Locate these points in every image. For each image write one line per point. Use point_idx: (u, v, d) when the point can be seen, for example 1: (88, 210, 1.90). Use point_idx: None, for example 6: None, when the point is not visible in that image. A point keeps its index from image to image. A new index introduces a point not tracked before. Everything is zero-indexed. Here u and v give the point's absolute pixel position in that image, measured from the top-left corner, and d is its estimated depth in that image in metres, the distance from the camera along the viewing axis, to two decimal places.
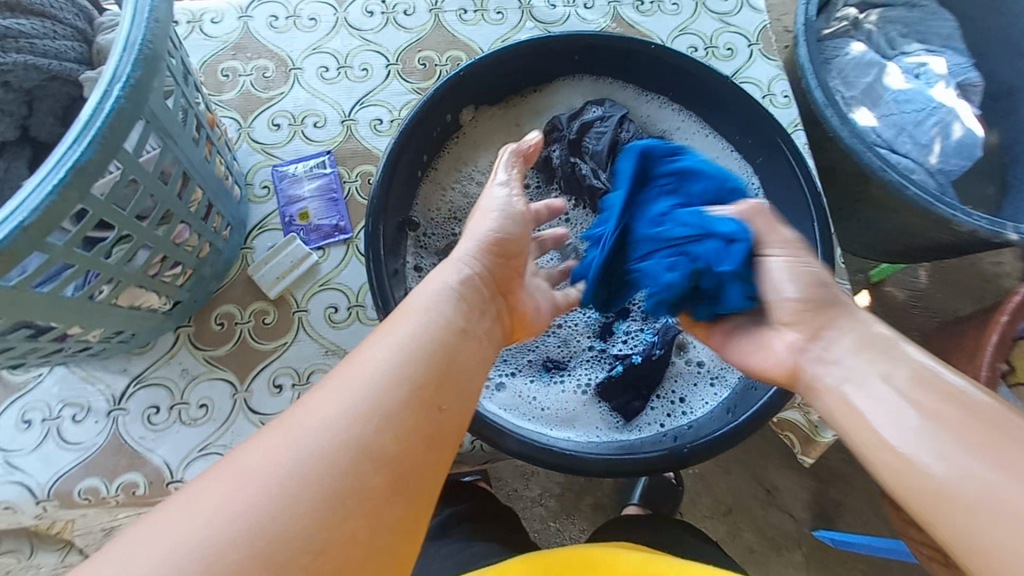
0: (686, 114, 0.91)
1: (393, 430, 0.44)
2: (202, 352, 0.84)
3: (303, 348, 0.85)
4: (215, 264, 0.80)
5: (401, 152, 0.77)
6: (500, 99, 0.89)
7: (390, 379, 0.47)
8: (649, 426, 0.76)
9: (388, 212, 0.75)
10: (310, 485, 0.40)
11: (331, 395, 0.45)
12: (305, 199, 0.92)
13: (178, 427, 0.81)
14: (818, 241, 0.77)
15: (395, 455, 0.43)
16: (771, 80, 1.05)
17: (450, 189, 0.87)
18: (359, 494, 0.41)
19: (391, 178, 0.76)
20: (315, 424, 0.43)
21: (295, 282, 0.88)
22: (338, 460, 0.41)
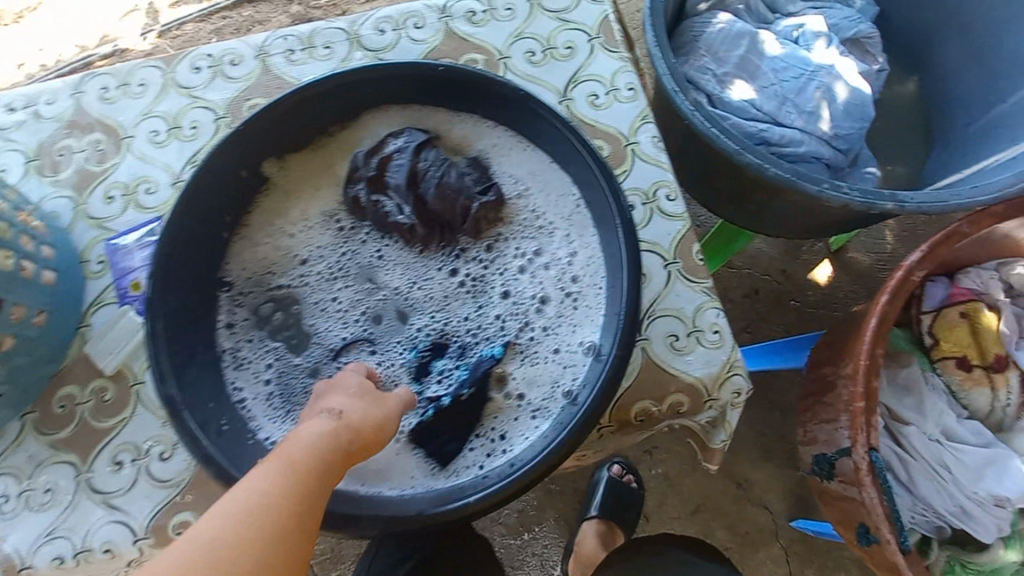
0: (503, 128, 0.85)
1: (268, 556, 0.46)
2: (47, 437, 0.85)
3: (141, 421, 0.85)
4: (34, 350, 0.81)
5: (184, 220, 0.75)
6: (306, 143, 0.86)
7: (275, 497, 0.49)
8: (467, 468, 0.72)
9: (173, 284, 0.74)
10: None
11: (207, 537, 0.45)
12: (137, 269, 0.92)
13: (26, 514, 0.82)
14: (625, 250, 0.72)
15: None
16: (614, 73, 0.99)
17: (264, 243, 0.84)
18: None
19: (170, 248, 0.73)
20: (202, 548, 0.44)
21: (131, 354, 0.88)
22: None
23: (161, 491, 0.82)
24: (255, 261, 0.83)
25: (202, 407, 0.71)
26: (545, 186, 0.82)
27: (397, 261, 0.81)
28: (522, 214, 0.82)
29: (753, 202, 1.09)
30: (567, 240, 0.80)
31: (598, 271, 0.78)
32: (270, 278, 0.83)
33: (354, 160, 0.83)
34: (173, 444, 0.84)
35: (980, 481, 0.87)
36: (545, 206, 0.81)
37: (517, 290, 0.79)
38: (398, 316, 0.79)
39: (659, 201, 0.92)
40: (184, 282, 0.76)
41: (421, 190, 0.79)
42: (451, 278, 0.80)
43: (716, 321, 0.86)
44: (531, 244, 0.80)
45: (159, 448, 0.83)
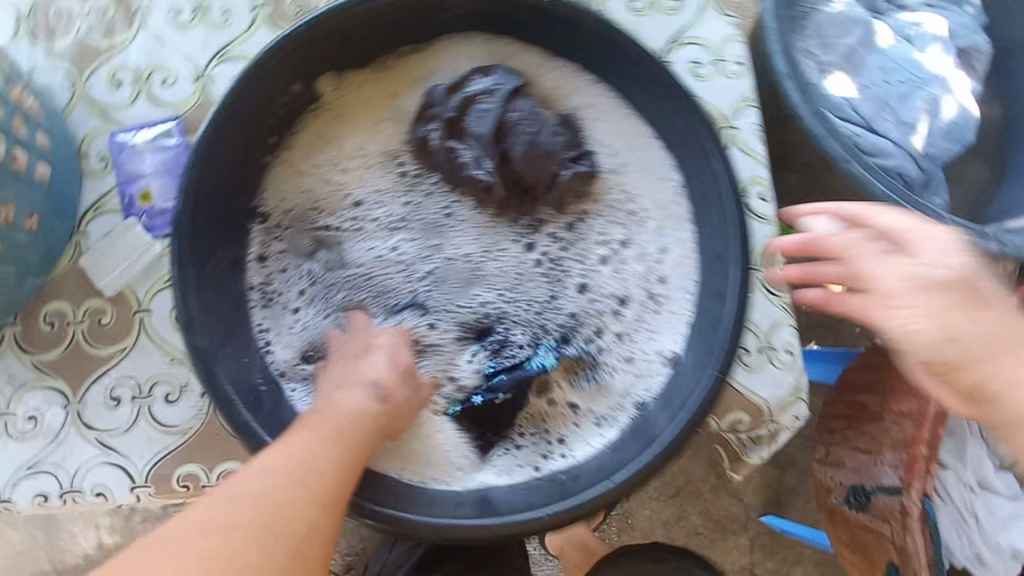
0: (605, 88, 0.72)
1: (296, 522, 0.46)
2: (29, 356, 0.74)
3: (144, 355, 0.74)
4: (22, 258, 0.68)
5: (222, 134, 0.61)
6: (370, 62, 0.71)
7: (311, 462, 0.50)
8: (519, 469, 0.67)
9: (205, 210, 0.61)
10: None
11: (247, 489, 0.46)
12: (146, 176, 0.77)
13: (4, 441, 0.72)
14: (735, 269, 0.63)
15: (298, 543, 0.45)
16: (723, 41, 0.87)
17: (310, 174, 0.71)
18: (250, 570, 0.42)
19: (204, 169, 0.60)
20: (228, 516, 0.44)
21: (135, 276, 0.76)
22: (238, 541, 0.43)
23: (165, 437, 0.73)
24: (296, 194, 0.71)
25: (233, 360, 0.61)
26: (642, 169, 0.72)
27: (463, 226, 0.71)
28: (613, 194, 0.72)
29: None
30: (661, 238, 0.71)
31: (688, 276, 0.69)
32: (312, 216, 0.71)
33: (429, 95, 0.70)
34: (182, 387, 0.74)
35: (1005, 531, 0.86)
36: (642, 194, 0.72)
37: (596, 285, 0.71)
38: (457, 287, 0.70)
39: (750, 198, 0.83)
40: (218, 210, 0.63)
41: (507, 147, 0.67)
42: (522, 255, 0.71)
43: (789, 341, 0.80)
44: (617, 232, 0.71)
45: (165, 389, 0.74)
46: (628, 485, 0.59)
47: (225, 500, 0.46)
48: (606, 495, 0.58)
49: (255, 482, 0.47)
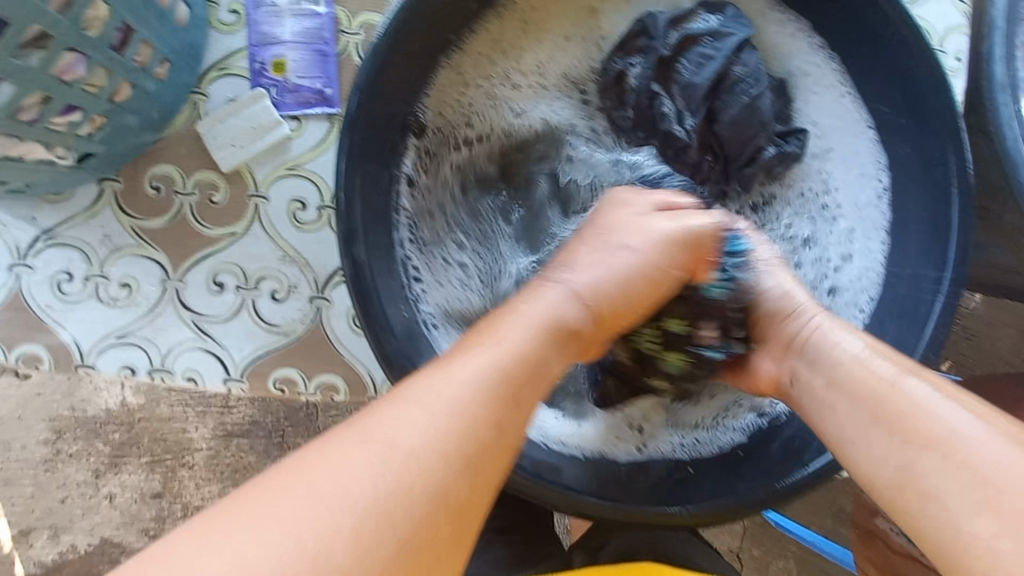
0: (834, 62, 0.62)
1: (463, 491, 0.31)
2: (129, 218, 0.67)
3: (254, 244, 0.68)
4: (146, 108, 0.59)
5: (413, 20, 0.53)
6: None
7: (489, 392, 0.34)
8: (632, 447, 0.59)
9: (381, 108, 0.54)
10: (325, 558, 0.27)
11: (409, 420, 0.32)
12: (282, 44, 0.68)
13: (93, 304, 0.66)
14: (940, 298, 0.54)
15: (464, 509, 0.31)
16: (948, 30, 0.79)
17: (480, 85, 0.62)
18: (415, 547, 0.29)
19: (388, 57, 0.53)
20: (376, 461, 0.30)
21: (256, 155, 0.68)
22: (413, 498, 0.30)
23: (267, 335, 0.68)
24: (461, 106, 0.62)
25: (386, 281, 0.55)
26: (845, 163, 0.63)
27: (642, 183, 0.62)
28: (807, 182, 0.64)
29: None
30: (856, 245, 0.62)
31: (874, 298, 0.61)
32: (476, 134, 0.63)
33: (645, 21, 0.61)
34: (290, 286, 0.69)
35: None
36: (842, 190, 0.63)
37: None
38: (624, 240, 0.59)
39: None
40: (390, 111, 0.56)
41: (718, 103, 0.59)
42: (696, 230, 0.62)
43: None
44: (803, 227, 0.64)
45: (272, 286, 0.68)
46: (774, 500, 0.51)
47: (390, 439, 0.31)
48: (750, 501, 0.51)
49: (414, 419, 0.32)
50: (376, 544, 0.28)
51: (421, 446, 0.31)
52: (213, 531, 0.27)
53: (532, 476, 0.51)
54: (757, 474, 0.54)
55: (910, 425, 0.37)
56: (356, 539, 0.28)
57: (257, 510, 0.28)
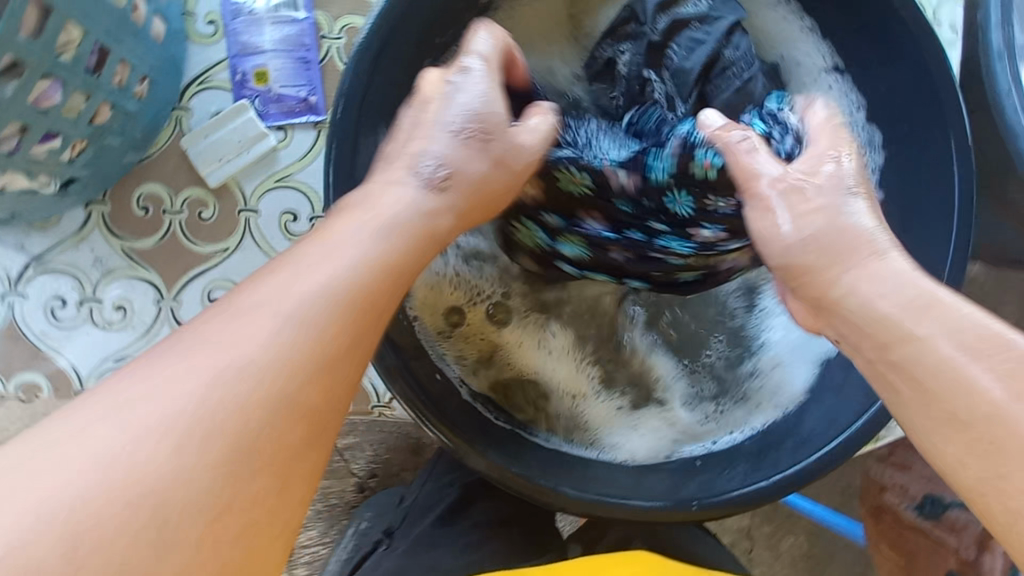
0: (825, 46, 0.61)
1: (316, 366, 0.31)
2: (120, 240, 0.66)
3: (248, 258, 0.68)
4: (129, 128, 0.58)
5: (398, 25, 0.51)
6: None
7: (337, 292, 0.33)
8: (644, 440, 0.59)
9: (371, 116, 0.52)
10: (161, 440, 0.27)
11: (246, 329, 0.30)
12: (263, 53, 0.66)
13: (89, 329, 0.66)
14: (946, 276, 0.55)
15: (309, 412, 0.30)
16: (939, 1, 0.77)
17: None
18: (253, 453, 0.28)
19: (377, 64, 0.51)
20: (207, 351, 0.29)
21: (243, 169, 0.67)
22: (247, 406, 0.29)
23: None
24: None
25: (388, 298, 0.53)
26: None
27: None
28: None
29: None
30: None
31: None
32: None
33: (634, 7, 0.59)
34: None
35: None
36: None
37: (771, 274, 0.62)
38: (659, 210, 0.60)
39: None
40: (381, 117, 0.53)
41: (709, 89, 0.57)
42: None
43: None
44: None
45: None
46: (783, 489, 0.51)
47: (228, 355, 0.29)
48: (765, 491, 0.51)
49: (245, 309, 0.31)
50: (217, 420, 0.28)
51: (256, 326, 0.30)
52: (31, 441, 0.26)
53: (539, 478, 0.50)
54: (768, 462, 0.54)
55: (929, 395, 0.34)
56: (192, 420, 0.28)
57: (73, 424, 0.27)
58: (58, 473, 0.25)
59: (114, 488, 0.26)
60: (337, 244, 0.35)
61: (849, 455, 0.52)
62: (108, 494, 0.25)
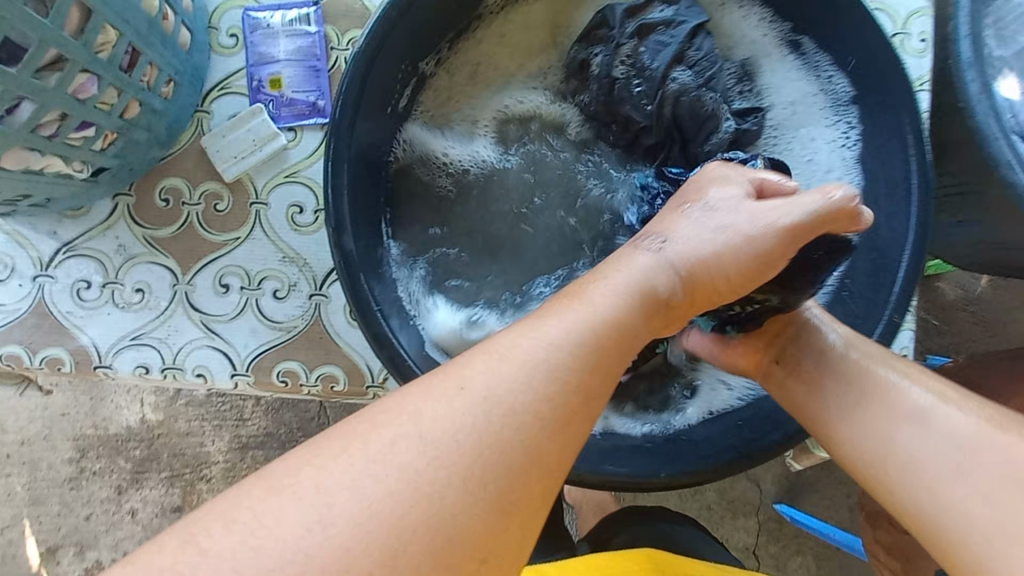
0: (805, 46, 0.65)
1: (551, 433, 0.36)
2: (142, 228, 0.73)
3: (257, 248, 0.73)
4: (153, 125, 0.65)
5: (393, 25, 0.56)
6: None
7: (576, 358, 0.38)
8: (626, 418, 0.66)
9: (365, 107, 0.58)
10: (411, 475, 0.33)
11: (511, 373, 0.36)
12: (278, 62, 0.74)
13: (110, 310, 0.72)
14: (906, 263, 0.57)
15: (552, 453, 0.36)
16: (909, 15, 0.80)
17: (457, 84, 0.69)
18: (499, 482, 0.34)
19: (375, 62, 0.57)
20: (466, 396, 0.36)
21: (256, 166, 0.73)
22: (508, 440, 0.35)
23: (271, 331, 0.73)
24: (433, 101, 0.68)
25: (379, 272, 0.59)
26: (807, 130, 0.67)
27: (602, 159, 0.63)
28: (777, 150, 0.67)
29: (952, 215, 0.94)
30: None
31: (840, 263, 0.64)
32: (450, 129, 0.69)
33: (605, 13, 0.67)
34: (291, 284, 0.73)
35: None
36: (809, 156, 0.66)
37: None
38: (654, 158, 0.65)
39: None
40: (375, 113, 0.59)
41: (674, 85, 0.64)
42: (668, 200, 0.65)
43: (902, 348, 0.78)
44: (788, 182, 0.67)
45: (274, 286, 0.73)
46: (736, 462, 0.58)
47: (497, 395, 0.36)
48: (725, 464, 0.57)
49: (503, 360, 0.37)
50: (484, 449, 0.34)
51: (514, 380, 0.36)
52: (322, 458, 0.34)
53: None
54: (726, 443, 0.60)
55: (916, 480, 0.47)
56: (441, 459, 0.34)
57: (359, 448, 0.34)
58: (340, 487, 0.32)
59: (375, 500, 0.32)
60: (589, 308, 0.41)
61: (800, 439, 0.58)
62: (375, 520, 0.32)
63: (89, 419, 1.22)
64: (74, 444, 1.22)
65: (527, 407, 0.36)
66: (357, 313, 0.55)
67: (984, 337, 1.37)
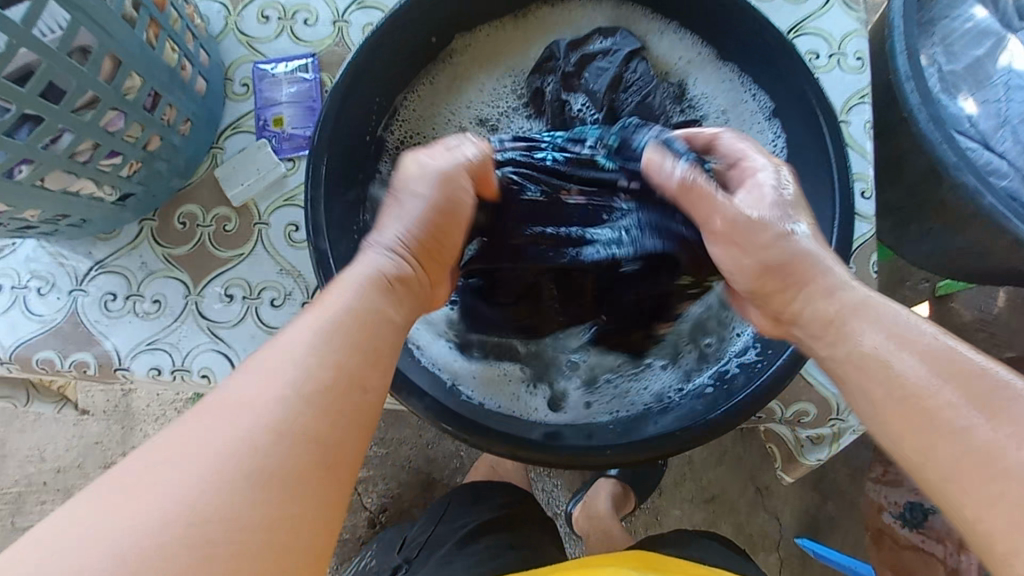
0: (729, 70, 0.76)
1: (316, 417, 0.42)
2: (162, 248, 0.84)
3: (258, 262, 0.83)
4: (172, 157, 0.77)
5: (368, 62, 0.68)
6: (492, 21, 0.79)
7: (318, 352, 0.45)
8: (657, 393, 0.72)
9: (345, 128, 0.68)
10: (223, 465, 0.38)
11: (257, 386, 0.42)
12: (280, 104, 0.86)
13: (131, 318, 0.82)
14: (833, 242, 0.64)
15: (328, 434, 0.42)
16: (845, 36, 0.87)
17: (433, 112, 0.78)
18: (278, 469, 0.39)
19: (351, 92, 0.68)
20: (223, 415, 0.40)
21: (260, 192, 0.85)
22: (278, 437, 0.40)
23: (268, 336, 0.81)
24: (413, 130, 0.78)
25: (354, 271, 0.68)
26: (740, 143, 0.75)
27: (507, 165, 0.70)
28: None
29: (921, 223, 0.97)
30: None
31: None
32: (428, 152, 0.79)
33: (552, 48, 0.77)
34: (286, 294, 0.82)
35: None
36: None
37: None
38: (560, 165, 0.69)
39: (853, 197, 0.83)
40: (354, 132, 0.70)
41: (618, 101, 0.73)
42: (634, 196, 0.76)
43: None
44: None
45: (272, 294, 0.82)
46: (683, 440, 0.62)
47: (247, 408, 0.41)
48: (675, 443, 0.62)
49: (252, 376, 0.43)
50: (254, 450, 0.39)
51: (266, 386, 0.42)
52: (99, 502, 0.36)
53: (473, 426, 0.62)
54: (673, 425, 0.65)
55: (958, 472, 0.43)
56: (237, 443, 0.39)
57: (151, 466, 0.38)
58: (123, 522, 0.35)
59: (164, 519, 0.36)
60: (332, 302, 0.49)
61: (744, 416, 0.62)
62: (167, 522, 0.36)
63: (120, 446, 1.31)
64: (105, 471, 1.31)
65: (286, 405, 0.42)
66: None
67: (996, 353, 1.33)
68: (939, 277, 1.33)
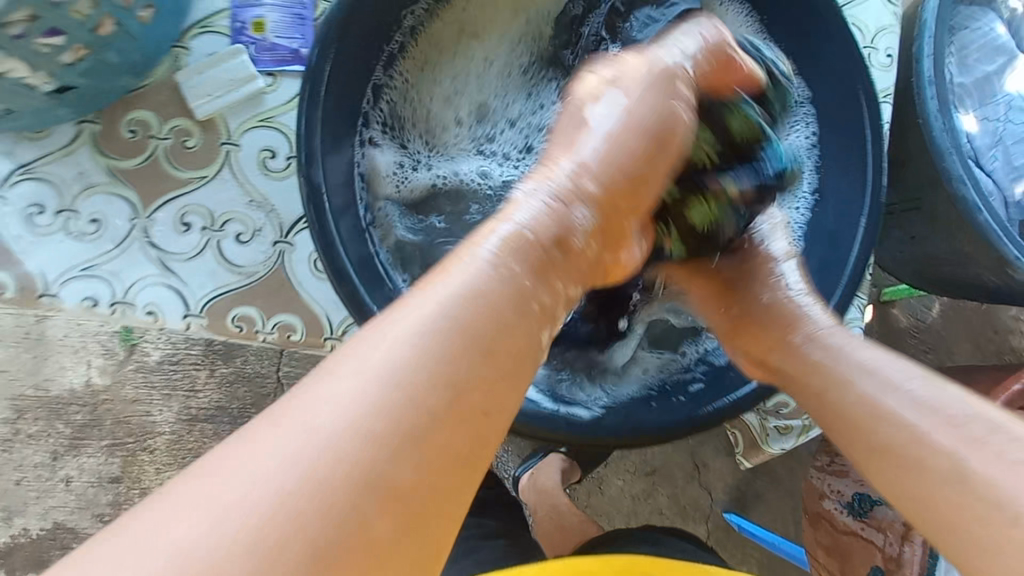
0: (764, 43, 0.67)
1: (408, 449, 0.34)
2: (105, 158, 0.71)
3: (224, 189, 0.72)
4: (128, 51, 0.64)
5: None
6: None
7: (426, 378, 0.36)
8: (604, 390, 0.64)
9: (349, 71, 0.60)
10: (277, 525, 0.30)
11: (348, 399, 0.34)
12: (263, 6, 0.74)
13: (62, 238, 0.69)
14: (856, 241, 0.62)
15: (428, 477, 0.34)
16: (878, 30, 0.81)
17: (439, 78, 0.70)
18: (371, 510, 0.32)
19: (355, 22, 0.58)
20: (306, 430, 0.33)
21: (230, 106, 0.73)
22: (369, 475, 0.32)
23: (230, 275, 0.71)
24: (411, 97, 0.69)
25: (347, 212, 0.60)
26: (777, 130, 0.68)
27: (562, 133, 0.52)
28: None
29: (910, 228, 0.98)
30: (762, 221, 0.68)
31: None
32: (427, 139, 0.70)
33: None
34: (255, 230, 0.72)
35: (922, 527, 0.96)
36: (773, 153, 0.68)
37: None
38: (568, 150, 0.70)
39: None
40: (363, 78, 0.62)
41: None
42: None
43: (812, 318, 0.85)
44: None
45: (238, 228, 0.72)
46: (686, 425, 0.57)
47: (339, 424, 0.33)
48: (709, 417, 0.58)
49: (356, 384, 0.35)
50: (337, 476, 0.32)
51: (361, 403, 0.34)
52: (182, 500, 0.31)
53: None
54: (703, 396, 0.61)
55: (939, 500, 0.41)
56: (332, 484, 0.32)
57: (242, 450, 0.33)
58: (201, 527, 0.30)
59: (242, 527, 0.30)
60: (464, 285, 0.39)
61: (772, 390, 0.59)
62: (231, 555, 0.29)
63: None
64: None
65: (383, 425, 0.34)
66: (321, 247, 0.56)
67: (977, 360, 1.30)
68: (895, 286, 1.28)
